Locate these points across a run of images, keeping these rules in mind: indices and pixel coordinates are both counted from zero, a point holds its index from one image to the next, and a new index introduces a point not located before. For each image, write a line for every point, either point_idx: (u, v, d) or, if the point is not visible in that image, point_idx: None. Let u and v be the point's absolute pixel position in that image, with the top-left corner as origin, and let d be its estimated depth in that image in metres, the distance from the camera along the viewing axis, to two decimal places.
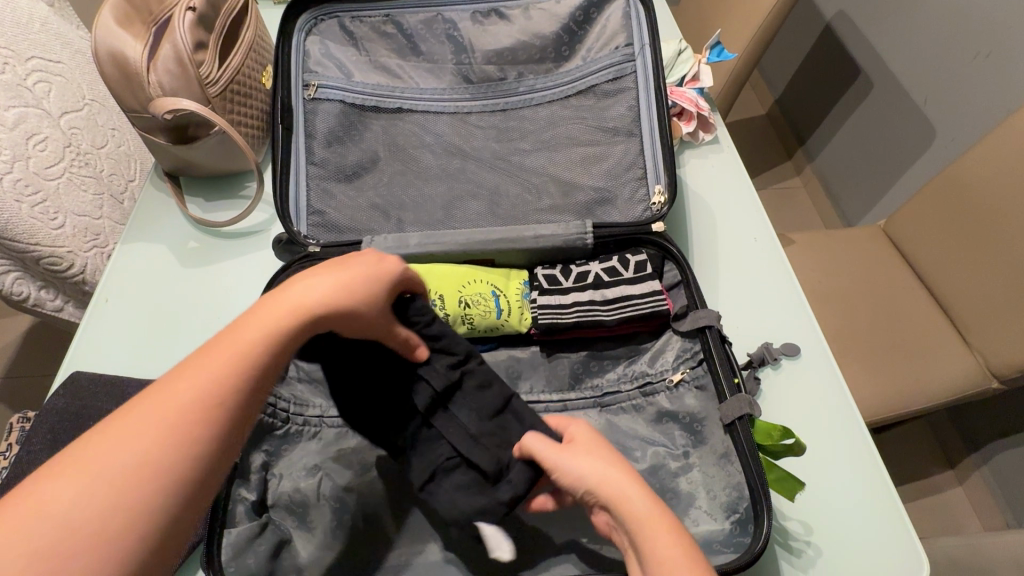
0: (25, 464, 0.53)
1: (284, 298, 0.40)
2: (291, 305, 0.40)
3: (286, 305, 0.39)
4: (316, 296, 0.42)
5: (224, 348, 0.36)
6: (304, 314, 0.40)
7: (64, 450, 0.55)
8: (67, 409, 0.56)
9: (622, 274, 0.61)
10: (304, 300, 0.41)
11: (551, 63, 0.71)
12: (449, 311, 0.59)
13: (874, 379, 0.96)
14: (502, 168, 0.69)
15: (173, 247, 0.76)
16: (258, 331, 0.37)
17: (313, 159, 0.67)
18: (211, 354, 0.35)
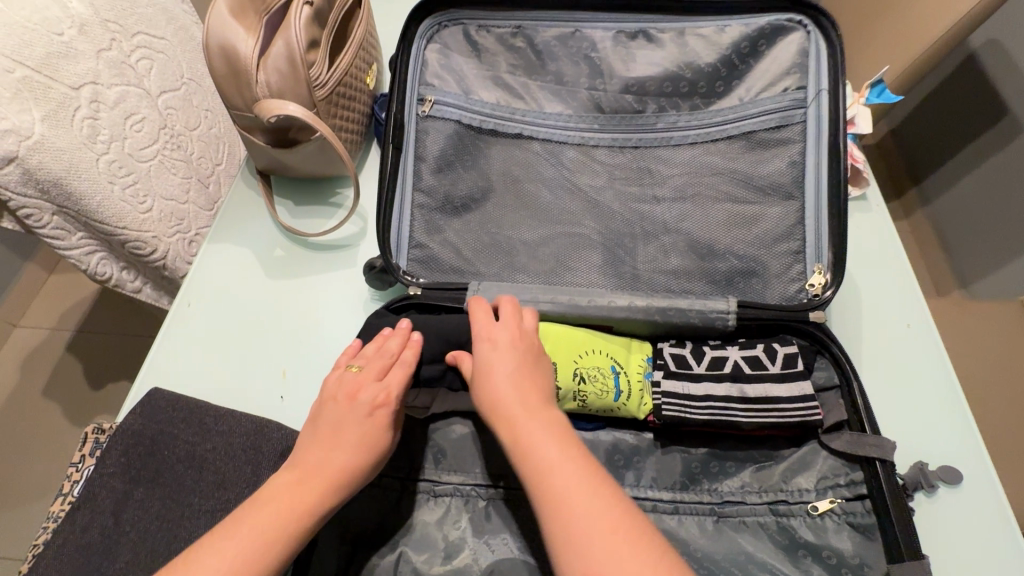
0: (98, 490, 0.50)
1: (323, 453, 0.44)
2: (327, 484, 0.43)
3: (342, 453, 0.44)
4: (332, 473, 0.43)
5: (271, 510, 0.40)
6: (324, 489, 0.42)
7: (137, 479, 0.51)
8: (143, 434, 0.53)
9: (767, 367, 0.52)
10: (322, 481, 0.43)
11: (700, 99, 0.61)
12: (561, 382, 0.51)
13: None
14: (629, 217, 0.60)
15: (258, 252, 0.72)
16: (336, 473, 0.43)
17: (420, 185, 0.60)
18: (256, 510, 0.41)
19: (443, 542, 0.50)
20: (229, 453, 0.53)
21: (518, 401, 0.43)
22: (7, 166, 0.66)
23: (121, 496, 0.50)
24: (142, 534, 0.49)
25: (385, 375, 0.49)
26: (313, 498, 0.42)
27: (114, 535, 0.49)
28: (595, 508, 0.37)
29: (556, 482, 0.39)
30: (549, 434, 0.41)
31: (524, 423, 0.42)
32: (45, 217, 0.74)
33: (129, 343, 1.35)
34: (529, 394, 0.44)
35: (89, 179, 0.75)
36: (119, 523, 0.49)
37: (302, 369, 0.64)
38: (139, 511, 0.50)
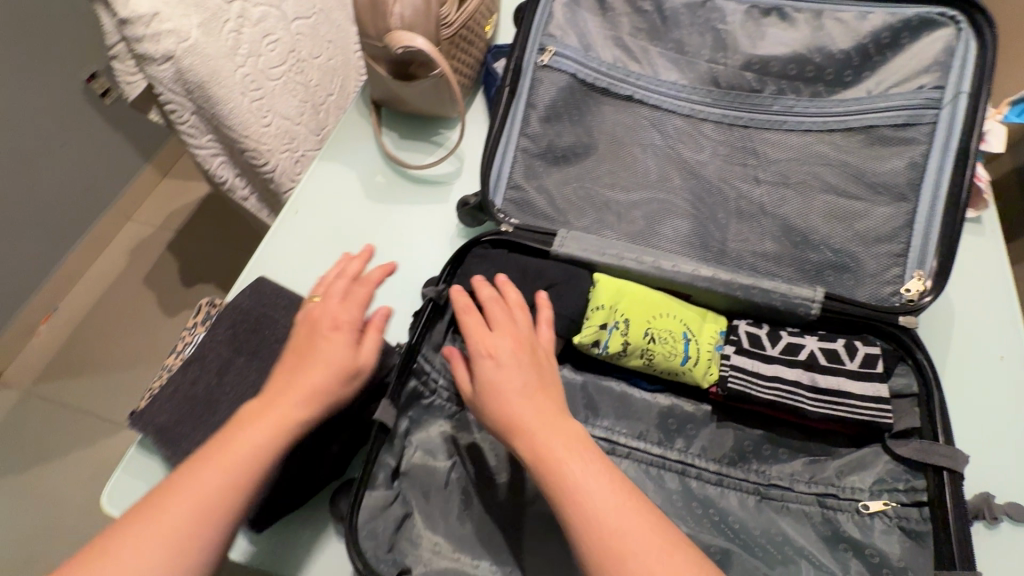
0: (209, 351, 0.58)
1: (296, 373, 0.46)
2: (290, 399, 0.45)
3: (303, 372, 0.46)
4: (301, 389, 0.45)
5: (266, 418, 0.44)
6: (309, 418, 0.45)
7: (239, 349, 0.58)
8: (249, 312, 0.60)
9: (844, 363, 0.51)
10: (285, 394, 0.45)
11: (823, 86, 0.59)
12: (631, 338, 0.53)
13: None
14: (726, 195, 0.60)
15: (362, 176, 0.78)
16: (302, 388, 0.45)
17: (527, 131, 0.62)
18: (260, 415, 0.44)
19: (494, 463, 0.53)
20: None
21: (531, 406, 0.43)
22: (165, 63, 0.75)
23: (225, 360, 0.58)
24: (238, 395, 0.56)
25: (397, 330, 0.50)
26: (289, 410, 0.44)
27: (216, 391, 0.56)
28: (615, 501, 0.39)
29: (586, 468, 0.40)
30: (568, 448, 0.41)
31: (543, 410, 0.43)
32: (186, 115, 0.83)
33: (223, 251, 1.47)
34: (534, 395, 0.44)
35: (226, 87, 0.82)
36: (221, 383, 0.56)
37: (387, 286, 0.69)
38: (238, 376, 0.57)
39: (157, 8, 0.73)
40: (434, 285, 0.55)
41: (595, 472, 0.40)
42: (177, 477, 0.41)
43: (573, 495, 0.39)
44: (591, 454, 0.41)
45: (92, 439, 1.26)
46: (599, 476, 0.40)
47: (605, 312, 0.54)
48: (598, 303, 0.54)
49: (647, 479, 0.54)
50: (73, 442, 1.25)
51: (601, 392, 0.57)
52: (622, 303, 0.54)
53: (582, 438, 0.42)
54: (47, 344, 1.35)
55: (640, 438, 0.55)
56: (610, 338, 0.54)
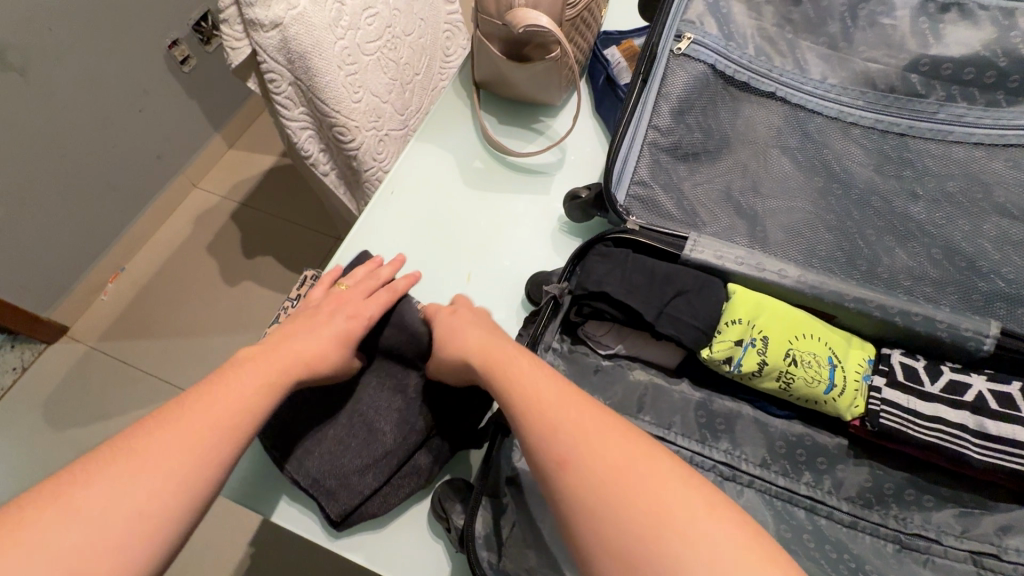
0: None
1: (311, 335, 0.46)
2: (302, 351, 0.45)
3: (318, 334, 0.47)
4: (315, 348, 0.46)
5: (275, 361, 0.43)
6: (310, 363, 0.45)
7: None
8: None
9: (1021, 411, 0.45)
10: (297, 349, 0.45)
11: (1002, 95, 0.53)
12: (770, 359, 0.48)
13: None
14: (878, 208, 0.54)
15: (459, 161, 0.74)
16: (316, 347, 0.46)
17: (656, 123, 0.57)
18: (267, 358, 0.43)
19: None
20: None
21: (543, 392, 0.39)
22: (271, 30, 0.75)
23: None
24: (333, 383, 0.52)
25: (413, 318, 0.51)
26: (307, 362, 0.45)
27: None
28: (660, 477, 0.34)
29: (617, 447, 0.35)
30: (594, 431, 0.36)
31: (559, 395, 0.39)
32: (283, 85, 0.82)
33: (284, 227, 1.46)
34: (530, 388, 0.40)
35: (326, 59, 0.80)
36: None
37: (485, 278, 0.66)
38: None
39: None
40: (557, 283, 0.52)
41: (610, 453, 0.35)
42: (170, 403, 0.38)
43: (597, 471, 0.34)
44: (609, 435, 0.36)
45: (147, 401, 1.26)
46: (611, 460, 0.34)
47: (742, 328, 0.49)
48: (734, 317, 0.50)
49: (772, 513, 0.49)
50: (127, 404, 1.25)
51: (724, 414, 0.53)
52: (760, 319, 0.49)
53: (607, 421, 0.37)
54: (107, 306, 1.35)
55: (763, 466, 0.50)
56: (744, 356, 0.49)
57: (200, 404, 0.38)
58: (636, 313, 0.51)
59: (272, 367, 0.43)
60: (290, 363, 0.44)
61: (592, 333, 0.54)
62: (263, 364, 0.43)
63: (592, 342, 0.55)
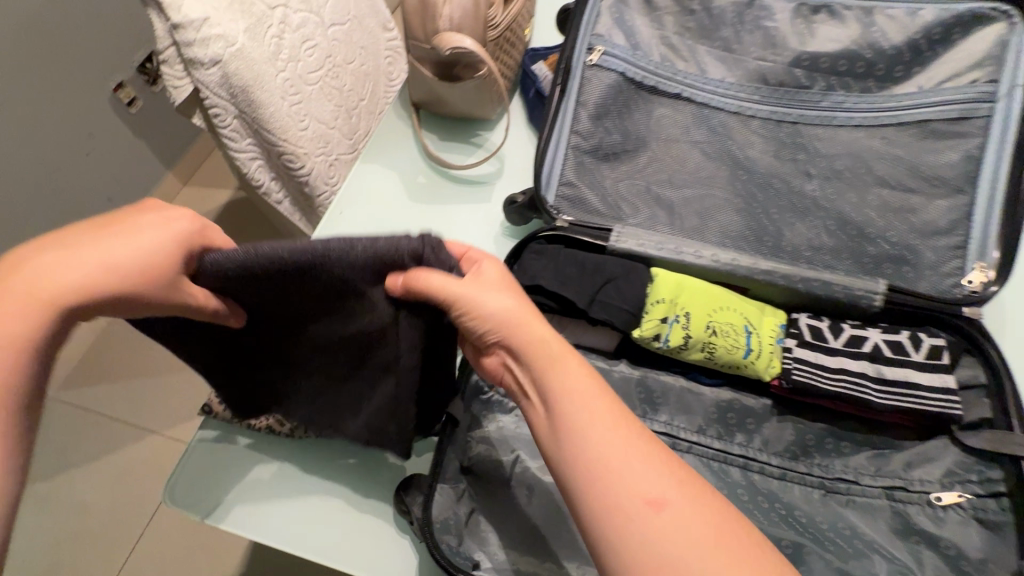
0: None
1: (76, 257, 0.36)
2: (60, 275, 0.35)
3: (88, 254, 0.36)
4: (73, 275, 0.35)
5: (17, 296, 0.33)
6: (91, 292, 0.35)
7: None
8: None
9: (908, 354, 0.51)
10: (48, 283, 0.34)
11: (875, 82, 0.60)
12: (693, 332, 0.53)
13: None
14: (779, 190, 0.60)
15: (404, 177, 0.78)
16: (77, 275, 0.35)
17: (577, 128, 0.63)
18: (10, 285, 0.34)
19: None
20: None
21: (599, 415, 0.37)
22: (212, 67, 0.77)
23: None
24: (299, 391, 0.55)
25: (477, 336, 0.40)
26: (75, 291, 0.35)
27: None
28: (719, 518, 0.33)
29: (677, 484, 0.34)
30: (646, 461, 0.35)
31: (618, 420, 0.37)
32: (228, 119, 0.84)
33: None
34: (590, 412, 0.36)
35: (269, 92, 0.84)
36: None
37: None
38: None
39: (208, 13, 0.75)
40: None
41: (662, 506, 0.33)
42: None
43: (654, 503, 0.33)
44: (676, 482, 0.34)
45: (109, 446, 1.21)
46: (671, 517, 0.33)
47: (667, 306, 0.54)
48: (658, 297, 0.54)
49: (710, 473, 0.53)
50: (90, 449, 1.21)
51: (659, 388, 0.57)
52: (681, 297, 0.54)
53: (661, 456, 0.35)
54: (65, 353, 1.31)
55: (698, 432, 0.55)
56: (671, 331, 0.54)
57: None
58: (570, 301, 0.55)
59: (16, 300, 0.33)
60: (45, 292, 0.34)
61: None
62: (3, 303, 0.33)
63: None
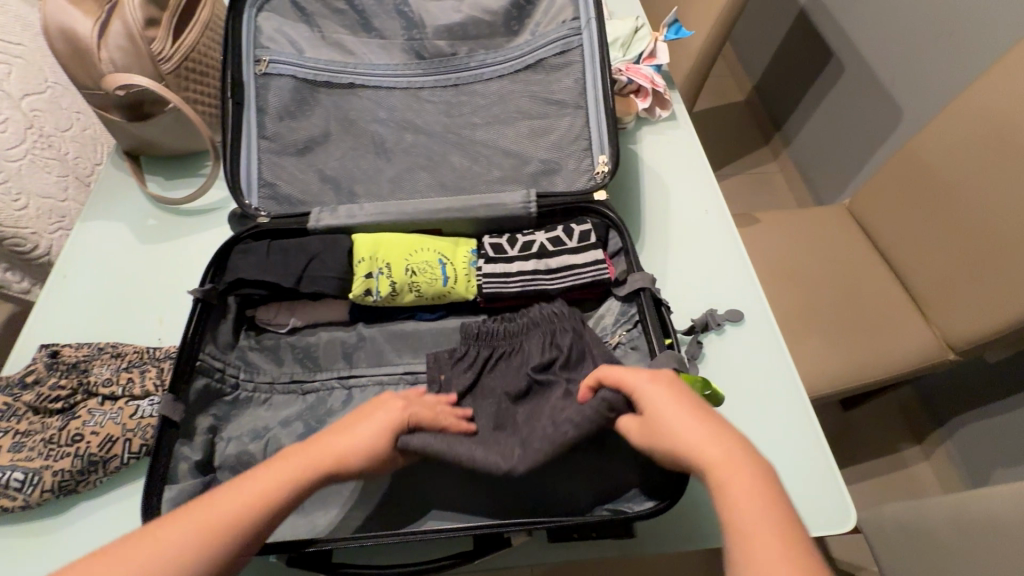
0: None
1: (255, 483, 0.40)
2: (228, 497, 0.39)
3: (280, 476, 0.40)
4: (276, 485, 0.40)
5: (254, 480, 0.40)
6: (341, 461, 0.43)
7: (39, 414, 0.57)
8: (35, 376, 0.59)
9: (565, 243, 0.62)
10: (274, 482, 0.40)
11: (501, 38, 0.72)
12: (396, 278, 0.61)
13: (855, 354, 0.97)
14: (454, 141, 0.70)
15: (131, 224, 0.77)
16: (265, 494, 0.39)
17: (265, 134, 0.68)
18: (252, 477, 0.40)
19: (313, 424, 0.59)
20: (111, 377, 0.58)
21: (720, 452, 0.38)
22: None
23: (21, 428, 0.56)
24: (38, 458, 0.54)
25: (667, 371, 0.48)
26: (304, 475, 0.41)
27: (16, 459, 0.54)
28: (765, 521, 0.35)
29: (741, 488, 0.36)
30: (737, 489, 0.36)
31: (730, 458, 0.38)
32: None
33: None
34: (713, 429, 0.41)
35: None
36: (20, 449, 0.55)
37: (178, 315, 0.69)
38: (38, 436, 0.56)
39: None
40: (201, 287, 0.57)
41: (770, 520, 0.34)
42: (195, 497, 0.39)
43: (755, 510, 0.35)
44: (747, 488, 0.36)
45: None
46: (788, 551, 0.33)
47: (366, 263, 0.61)
48: (358, 257, 0.61)
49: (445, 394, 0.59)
50: None
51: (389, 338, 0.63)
52: (379, 253, 0.61)
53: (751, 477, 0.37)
54: None
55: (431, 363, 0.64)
56: (379, 283, 0.61)
57: (171, 534, 0.36)
58: (279, 285, 0.59)
59: (246, 499, 0.39)
60: (254, 493, 0.39)
61: (268, 319, 0.63)
62: (240, 484, 0.40)
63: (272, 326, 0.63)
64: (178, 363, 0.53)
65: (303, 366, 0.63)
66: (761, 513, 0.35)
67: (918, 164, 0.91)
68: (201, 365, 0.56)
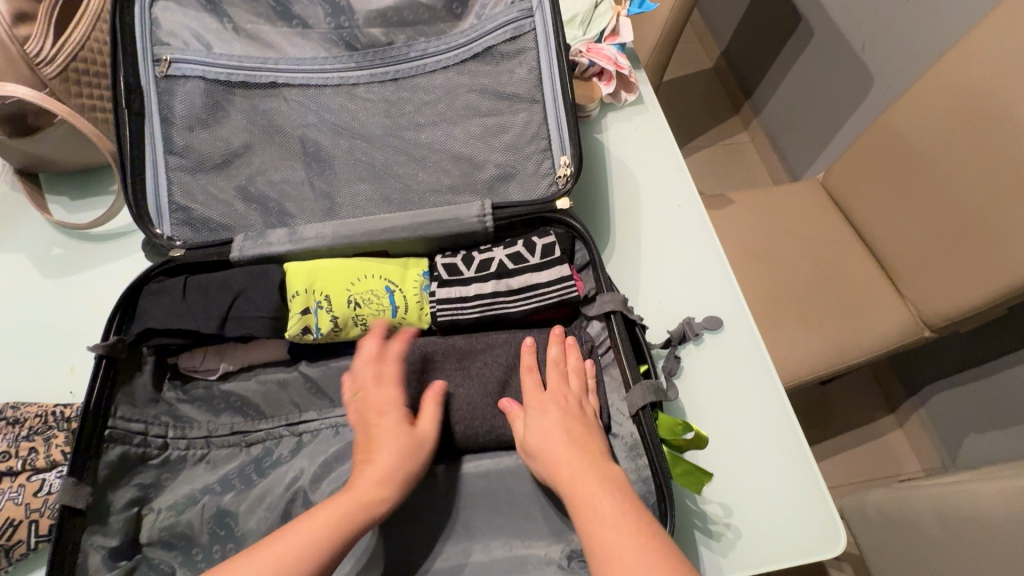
0: None
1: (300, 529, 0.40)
2: (295, 533, 0.40)
3: (312, 524, 0.40)
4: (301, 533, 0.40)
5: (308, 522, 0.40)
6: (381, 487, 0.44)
7: None
8: None
9: (527, 260, 0.56)
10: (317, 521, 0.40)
11: (443, 24, 0.63)
12: (337, 312, 0.53)
13: (836, 333, 0.92)
14: (396, 146, 0.62)
15: (32, 254, 0.67)
16: (312, 541, 0.39)
17: (173, 148, 0.58)
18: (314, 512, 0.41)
19: (262, 483, 0.52)
20: (10, 450, 0.51)
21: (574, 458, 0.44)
22: None
23: None
24: None
25: (565, 381, 0.50)
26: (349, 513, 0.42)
27: None
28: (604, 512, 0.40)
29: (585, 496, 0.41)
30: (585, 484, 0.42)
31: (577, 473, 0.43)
32: None
33: None
34: (575, 438, 0.45)
35: None
36: None
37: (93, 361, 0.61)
38: None
39: None
40: (103, 340, 0.49)
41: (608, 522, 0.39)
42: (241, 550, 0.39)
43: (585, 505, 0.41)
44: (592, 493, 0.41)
45: None
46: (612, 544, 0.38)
47: (303, 296, 0.53)
48: (292, 290, 0.54)
49: None
50: None
51: (336, 377, 0.56)
52: (317, 284, 0.54)
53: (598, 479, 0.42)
54: None
55: None
56: (318, 319, 0.53)
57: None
58: (199, 332, 0.52)
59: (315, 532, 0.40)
60: (313, 532, 0.40)
61: (193, 365, 0.55)
62: (293, 528, 0.40)
63: (199, 373, 0.55)
64: (79, 435, 0.46)
65: (244, 414, 0.56)
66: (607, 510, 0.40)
67: (890, 137, 0.86)
68: (112, 433, 0.49)
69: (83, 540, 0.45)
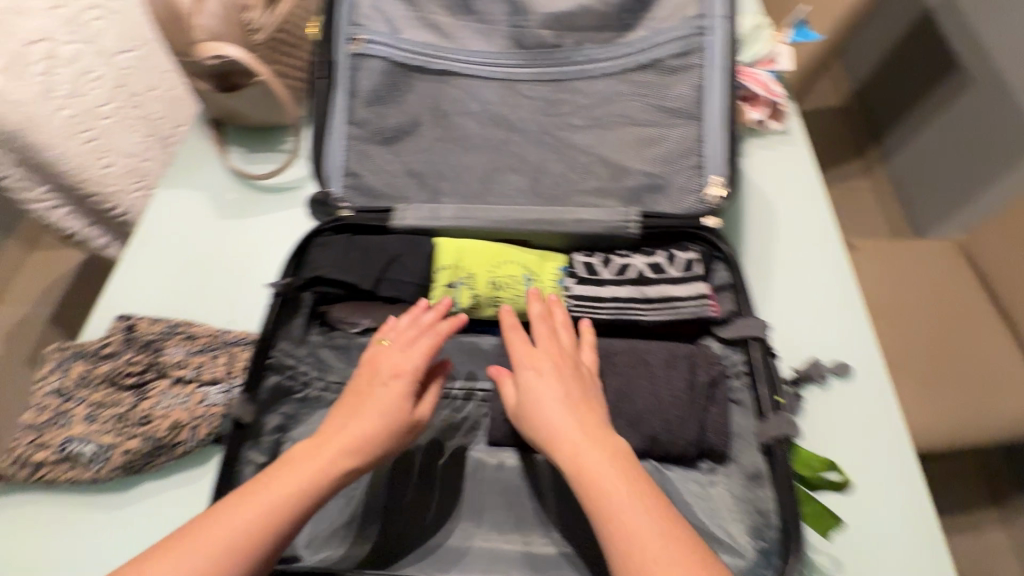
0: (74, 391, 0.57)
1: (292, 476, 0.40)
2: (273, 479, 0.39)
3: (294, 478, 0.40)
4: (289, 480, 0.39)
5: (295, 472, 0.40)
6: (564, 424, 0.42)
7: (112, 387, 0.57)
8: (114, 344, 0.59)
9: (666, 271, 0.56)
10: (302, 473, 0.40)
11: (613, 33, 0.65)
12: (479, 291, 0.56)
13: (960, 404, 0.83)
14: (549, 144, 0.64)
15: (210, 195, 0.76)
16: (292, 494, 0.39)
17: (353, 118, 0.64)
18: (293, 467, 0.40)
19: None
20: (185, 361, 0.58)
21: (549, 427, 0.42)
22: None
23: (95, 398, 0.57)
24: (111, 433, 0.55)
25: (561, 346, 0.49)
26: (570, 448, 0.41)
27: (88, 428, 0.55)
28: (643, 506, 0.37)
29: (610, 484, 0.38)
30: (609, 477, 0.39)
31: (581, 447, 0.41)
32: (8, 169, 0.78)
33: None
34: (582, 412, 0.43)
35: (49, 133, 0.79)
36: (92, 419, 0.55)
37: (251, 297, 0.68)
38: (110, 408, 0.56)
39: None
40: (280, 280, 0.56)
41: (643, 521, 0.36)
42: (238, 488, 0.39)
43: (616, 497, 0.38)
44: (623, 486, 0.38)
45: None
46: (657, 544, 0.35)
47: (449, 271, 0.57)
48: (441, 264, 0.57)
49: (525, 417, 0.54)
50: None
51: (464, 351, 0.60)
52: (464, 261, 0.57)
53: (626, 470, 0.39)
54: None
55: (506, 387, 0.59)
56: (460, 294, 0.57)
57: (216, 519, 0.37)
58: (356, 287, 0.56)
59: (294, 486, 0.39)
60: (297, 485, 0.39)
61: (341, 318, 0.59)
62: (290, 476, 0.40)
63: (343, 325, 0.60)
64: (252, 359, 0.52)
65: None
66: (642, 509, 0.37)
67: None
68: (272, 362, 0.55)
69: (240, 452, 0.51)
